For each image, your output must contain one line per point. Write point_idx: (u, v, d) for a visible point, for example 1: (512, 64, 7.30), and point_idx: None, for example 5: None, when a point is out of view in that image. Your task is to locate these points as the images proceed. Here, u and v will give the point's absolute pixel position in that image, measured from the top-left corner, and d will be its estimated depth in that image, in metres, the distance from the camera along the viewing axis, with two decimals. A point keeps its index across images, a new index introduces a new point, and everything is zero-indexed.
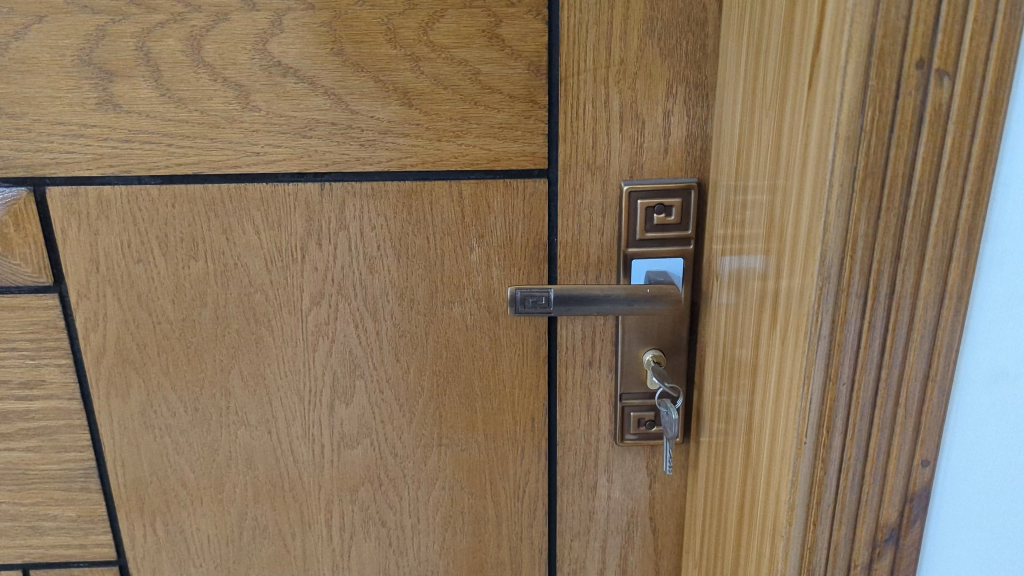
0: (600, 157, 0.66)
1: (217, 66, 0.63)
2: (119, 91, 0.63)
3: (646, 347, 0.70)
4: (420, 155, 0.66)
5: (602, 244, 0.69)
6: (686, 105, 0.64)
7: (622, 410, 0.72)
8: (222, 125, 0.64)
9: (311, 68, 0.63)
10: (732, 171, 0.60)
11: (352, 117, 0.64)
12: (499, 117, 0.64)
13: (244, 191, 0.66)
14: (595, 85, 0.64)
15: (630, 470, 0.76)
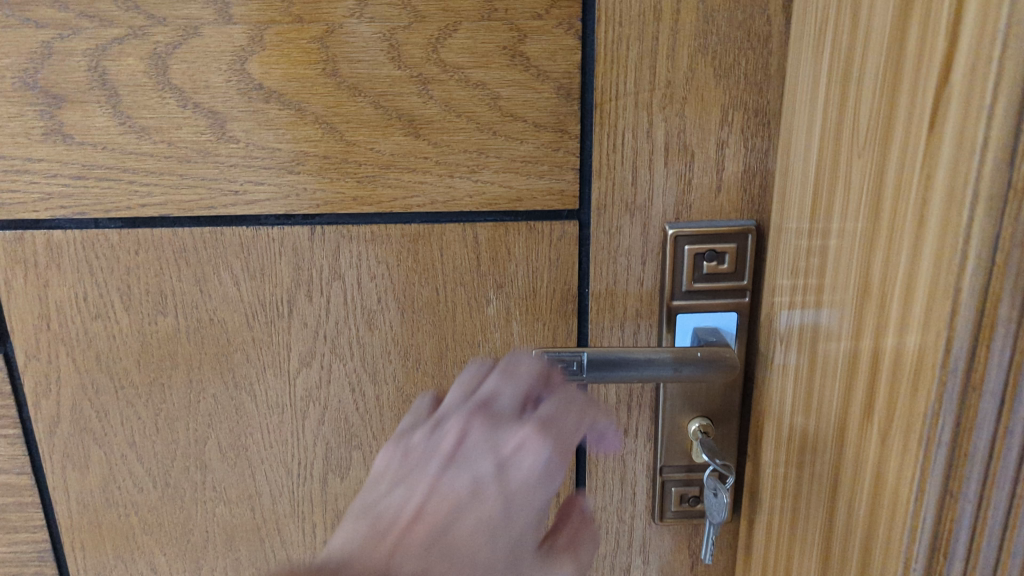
0: (641, 196, 0.56)
1: (187, 89, 0.53)
2: (70, 119, 0.53)
3: (693, 416, 0.60)
4: (429, 194, 0.56)
5: (642, 295, 0.58)
6: (743, 135, 0.54)
7: (662, 484, 0.63)
8: (194, 159, 0.54)
9: (299, 92, 0.53)
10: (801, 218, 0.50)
11: (348, 150, 0.54)
12: (522, 149, 0.54)
13: (220, 235, 0.56)
14: (636, 112, 0.54)
15: (669, 550, 0.66)
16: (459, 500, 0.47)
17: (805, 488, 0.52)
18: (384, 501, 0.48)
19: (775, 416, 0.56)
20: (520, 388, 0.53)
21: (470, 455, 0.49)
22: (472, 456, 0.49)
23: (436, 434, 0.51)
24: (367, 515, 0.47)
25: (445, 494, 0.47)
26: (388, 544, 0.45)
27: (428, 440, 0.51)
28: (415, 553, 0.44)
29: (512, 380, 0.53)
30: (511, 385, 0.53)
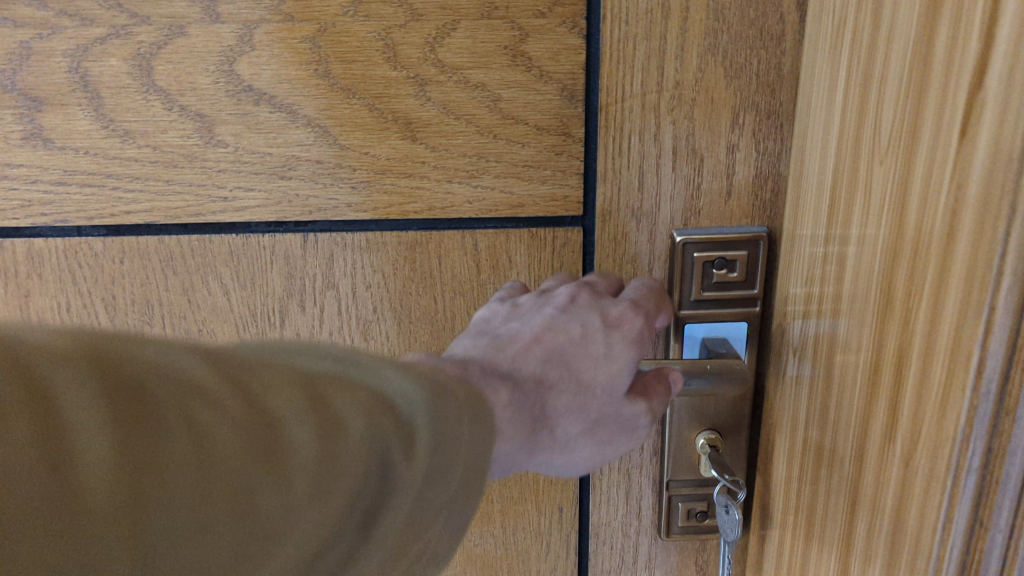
0: (647, 201, 0.54)
1: (172, 91, 0.50)
2: (50, 123, 0.50)
3: (702, 430, 0.58)
4: (426, 200, 0.53)
5: None
6: (754, 138, 0.52)
7: (669, 500, 0.61)
8: (180, 164, 0.52)
9: (290, 94, 0.50)
10: (815, 226, 0.48)
11: (341, 154, 0.52)
12: (523, 153, 0.52)
13: (209, 243, 0.54)
14: (643, 114, 0.51)
15: (675, 564, 0.64)
16: (566, 343, 0.46)
17: (818, 507, 0.49)
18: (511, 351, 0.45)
19: (786, 431, 0.54)
20: (632, 321, 0.48)
21: (583, 309, 0.47)
22: (582, 309, 0.47)
23: (579, 301, 0.48)
24: (481, 337, 0.47)
25: (559, 349, 0.45)
26: (497, 382, 0.42)
27: (565, 310, 0.47)
28: (514, 409, 0.41)
29: (645, 299, 0.49)
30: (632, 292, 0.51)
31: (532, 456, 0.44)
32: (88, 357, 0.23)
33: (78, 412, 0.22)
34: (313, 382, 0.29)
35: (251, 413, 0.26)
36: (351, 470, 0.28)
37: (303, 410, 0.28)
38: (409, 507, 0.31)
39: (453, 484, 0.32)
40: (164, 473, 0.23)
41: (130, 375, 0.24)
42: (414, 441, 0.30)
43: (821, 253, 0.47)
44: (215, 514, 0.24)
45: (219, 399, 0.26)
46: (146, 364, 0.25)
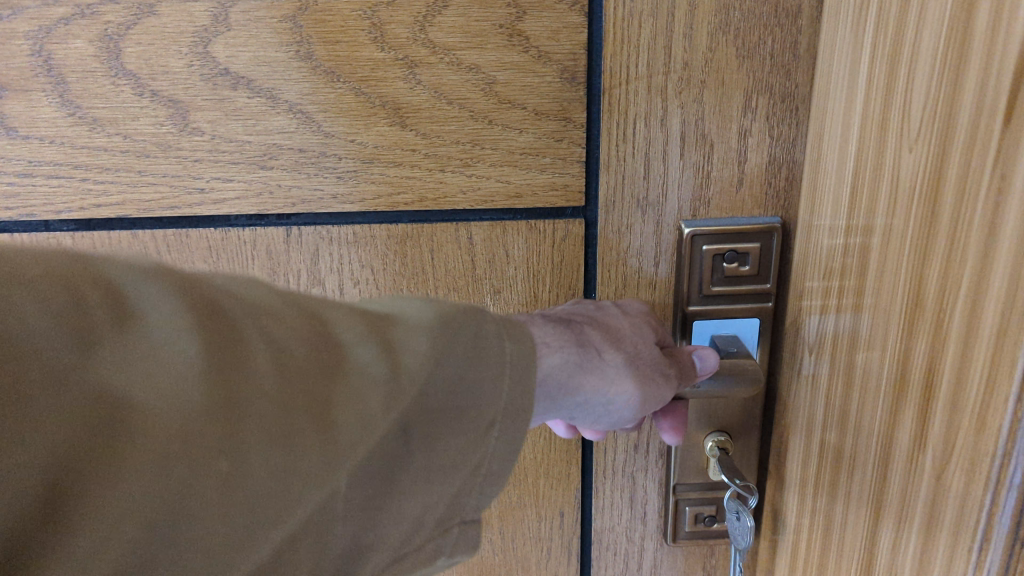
0: (653, 191, 0.50)
1: (143, 76, 0.47)
2: (12, 111, 0.47)
3: (712, 431, 0.55)
4: (417, 191, 0.50)
5: (654, 299, 0.53)
6: (768, 123, 0.49)
7: (675, 504, 0.58)
8: (153, 154, 0.48)
9: (270, 77, 0.47)
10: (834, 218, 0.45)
11: (326, 142, 0.49)
12: (521, 140, 0.49)
13: (186, 238, 0.51)
14: (649, 97, 0.48)
15: (681, 569, 0.61)
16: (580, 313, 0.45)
17: (836, 517, 0.46)
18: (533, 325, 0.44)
19: (800, 434, 0.51)
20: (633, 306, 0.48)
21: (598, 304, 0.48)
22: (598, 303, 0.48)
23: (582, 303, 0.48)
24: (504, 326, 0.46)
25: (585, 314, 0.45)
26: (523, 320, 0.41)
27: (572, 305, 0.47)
28: (541, 332, 0.40)
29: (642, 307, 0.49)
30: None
31: (575, 385, 0.40)
32: (178, 289, 0.28)
33: (177, 329, 0.26)
34: (359, 324, 0.32)
35: (315, 331, 0.31)
36: (406, 378, 0.32)
37: (362, 332, 0.32)
38: (452, 419, 0.34)
39: (500, 393, 0.34)
40: (247, 379, 0.28)
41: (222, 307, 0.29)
42: (453, 359, 0.34)
43: (840, 246, 0.44)
44: (283, 420, 0.28)
45: (287, 324, 0.30)
46: (225, 293, 0.30)
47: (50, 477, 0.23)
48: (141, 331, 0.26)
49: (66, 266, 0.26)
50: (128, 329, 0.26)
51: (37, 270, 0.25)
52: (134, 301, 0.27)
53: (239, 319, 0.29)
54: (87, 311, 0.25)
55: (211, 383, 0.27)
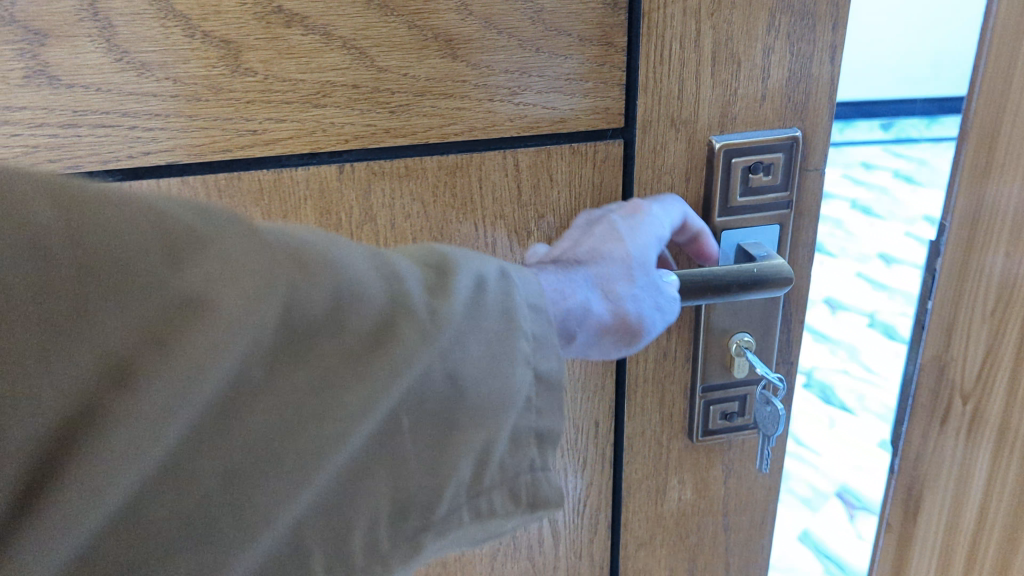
0: (687, 109, 0.53)
1: (194, 16, 0.46)
2: (56, 58, 0.45)
3: (733, 332, 0.60)
4: (467, 122, 0.51)
5: (685, 214, 0.57)
6: (789, 40, 0.53)
7: (704, 406, 0.63)
8: (204, 97, 0.48)
9: (324, 14, 0.47)
10: (990, 169, 0.50)
11: (379, 77, 0.49)
12: (566, 66, 0.51)
13: (237, 181, 0.50)
14: (684, 20, 0.51)
15: (704, 466, 0.67)
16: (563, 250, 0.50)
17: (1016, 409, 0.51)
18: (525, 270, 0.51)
19: (936, 358, 0.57)
20: (639, 212, 0.51)
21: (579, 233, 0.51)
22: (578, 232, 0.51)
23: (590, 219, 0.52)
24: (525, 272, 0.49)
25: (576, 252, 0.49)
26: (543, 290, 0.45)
27: (580, 226, 0.52)
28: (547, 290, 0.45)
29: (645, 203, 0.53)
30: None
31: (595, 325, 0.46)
32: (264, 234, 0.34)
33: (241, 247, 0.33)
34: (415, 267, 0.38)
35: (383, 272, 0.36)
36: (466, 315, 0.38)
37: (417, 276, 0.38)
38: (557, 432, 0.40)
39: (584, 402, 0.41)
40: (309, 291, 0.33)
41: (308, 250, 0.34)
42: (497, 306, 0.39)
43: (1009, 190, 0.49)
44: (339, 327, 0.34)
45: (354, 260, 0.36)
46: (308, 239, 0.35)
47: (135, 339, 0.29)
48: (210, 247, 0.32)
49: (167, 206, 0.32)
50: (207, 246, 0.32)
51: (149, 202, 0.32)
52: (213, 225, 0.33)
53: (315, 248, 0.35)
54: (175, 231, 0.31)
55: (280, 290, 0.32)
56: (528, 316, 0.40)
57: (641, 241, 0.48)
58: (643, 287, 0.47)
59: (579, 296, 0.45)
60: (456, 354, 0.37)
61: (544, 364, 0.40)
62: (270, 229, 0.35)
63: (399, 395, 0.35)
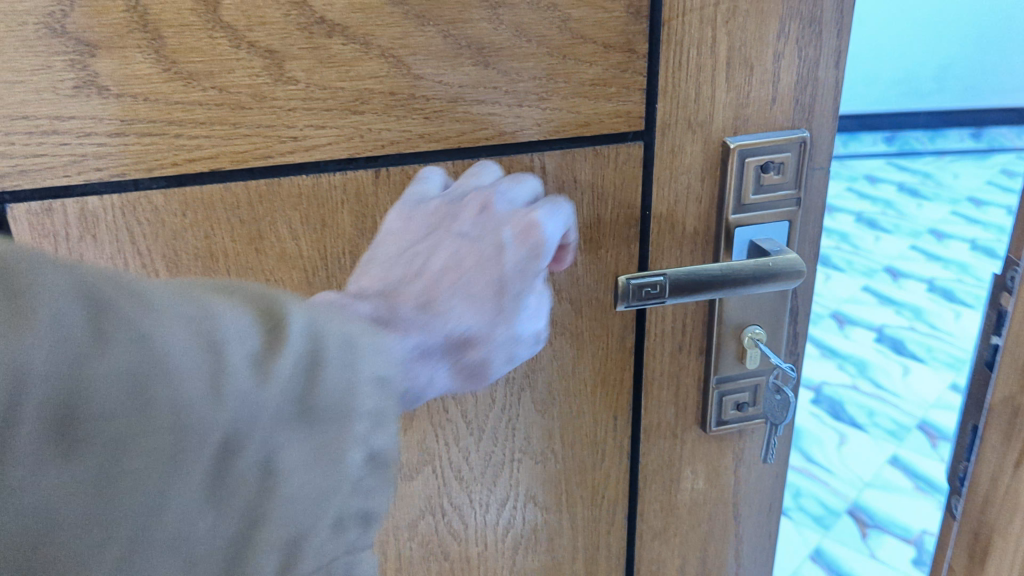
0: (703, 112, 0.56)
1: (240, 27, 0.47)
2: (105, 69, 0.47)
3: (746, 325, 0.63)
4: (497, 126, 0.54)
5: (699, 212, 0.59)
6: (798, 46, 0.56)
7: (718, 397, 0.66)
8: (248, 105, 0.49)
9: (363, 24, 0.49)
10: None
11: (414, 85, 0.51)
12: (591, 72, 0.53)
13: (277, 186, 0.52)
14: (701, 27, 0.54)
15: (716, 456, 0.70)
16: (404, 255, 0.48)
17: None
18: (370, 268, 0.48)
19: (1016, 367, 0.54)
20: (535, 245, 0.49)
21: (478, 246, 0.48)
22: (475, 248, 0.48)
23: (481, 219, 0.49)
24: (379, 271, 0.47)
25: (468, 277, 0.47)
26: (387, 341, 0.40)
27: (477, 219, 0.49)
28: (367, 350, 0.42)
29: (544, 208, 0.51)
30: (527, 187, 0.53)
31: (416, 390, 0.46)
32: (86, 299, 0.30)
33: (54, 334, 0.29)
34: (257, 339, 0.35)
35: (205, 352, 0.33)
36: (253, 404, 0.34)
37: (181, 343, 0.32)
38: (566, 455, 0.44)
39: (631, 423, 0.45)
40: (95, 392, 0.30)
41: (129, 331, 0.31)
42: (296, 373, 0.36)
43: None
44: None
45: (179, 347, 0.32)
46: (134, 315, 0.31)
47: None
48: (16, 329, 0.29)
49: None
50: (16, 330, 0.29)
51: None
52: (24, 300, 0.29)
53: (135, 326, 0.31)
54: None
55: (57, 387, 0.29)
56: (370, 391, 0.37)
57: (519, 289, 0.48)
58: (501, 342, 0.48)
59: (428, 374, 0.46)
60: (267, 451, 0.35)
61: (376, 439, 0.38)
62: (101, 296, 0.31)
63: (194, 487, 0.33)
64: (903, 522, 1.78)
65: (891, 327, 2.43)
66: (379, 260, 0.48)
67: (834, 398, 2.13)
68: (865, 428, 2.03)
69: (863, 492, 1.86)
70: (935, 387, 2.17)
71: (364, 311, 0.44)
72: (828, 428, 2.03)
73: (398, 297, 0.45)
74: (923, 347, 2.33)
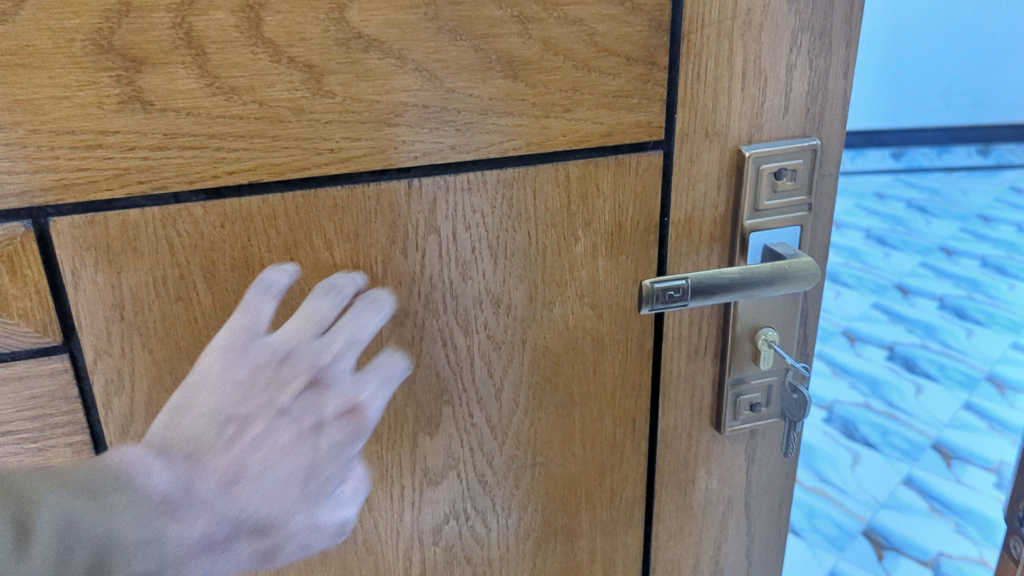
0: (719, 121, 0.58)
1: (281, 43, 0.49)
2: (150, 84, 0.48)
3: (760, 328, 0.65)
4: (525, 137, 0.55)
5: (716, 218, 0.62)
6: (809, 57, 0.58)
7: (734, 398, 0.68)
8: (287, 118, 0.51)
9: (399, 39, 0.51)
10: None
11: (447, 97, 0.53)
12: (614, 84, 0.55)
13: (313, 198, 0.53)
14: (719, 40, 0.56)
15: (729, 457, 0.72)
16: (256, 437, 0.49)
17: None
18: (188, 418, 0.48)
19: None
20: (357, 428, 0.52)
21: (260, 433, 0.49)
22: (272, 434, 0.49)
23: (336, 389, 0.51)
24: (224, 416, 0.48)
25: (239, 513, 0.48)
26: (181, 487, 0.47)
27: (307, 394, 0.50)
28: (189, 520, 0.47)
29: (365, 386, 0.53)
30: (371, 314, 0.54)
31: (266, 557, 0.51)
32: None
33: None
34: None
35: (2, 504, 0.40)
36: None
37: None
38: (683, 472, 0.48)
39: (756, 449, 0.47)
40: None
41: None
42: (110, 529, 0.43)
43: None
44: None
45: None
46: None
47: None
48: None
49: None
50: None
51: None
52: None
53: None
54: None
55: None
56: (144, 555, 0.44)
57: (327, 474, 0.51)
58: (300, 529, 0.50)
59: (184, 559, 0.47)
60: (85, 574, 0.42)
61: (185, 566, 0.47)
62: None
63: None
64: (921, 543, 1.76)
65: (903, 346, 2.38)
66: (200, 410, 0.48)
67: (846, 418, 2.11)
68: (879, 448, 2.01)
69: (879, 512, 1.84)
70: (946, 405, 2.15)
71: (159, 482, 0.46)
72: (842, 450, 2.02)
73: (198, 468, 0.47)
74: (939, 368, 2.28)
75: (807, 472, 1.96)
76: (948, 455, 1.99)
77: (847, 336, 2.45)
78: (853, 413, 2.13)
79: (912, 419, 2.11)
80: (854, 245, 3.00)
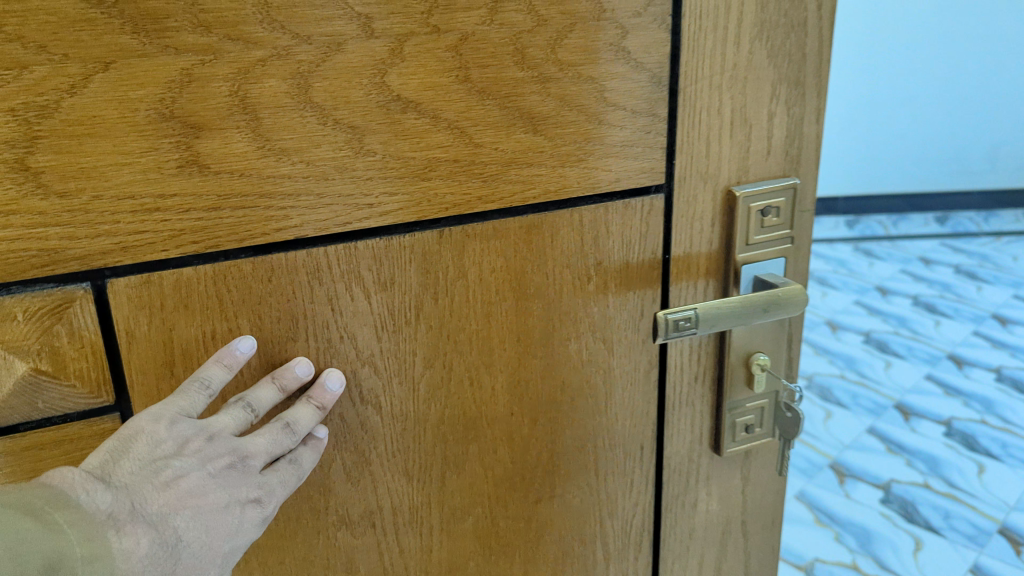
0: (712, 165, 0.64)
1: (328, 107, 0.53)
2: (208, 149, 0.51)
3: (753, 354, 0.71)
4: (543, 186, 0.60)
5: (710, 253, 0.67)
6: (787, 105, 0.65)
7: (729, 423, 0.73)
8: (332, 176, 0.54)
9: (434, 100, 0.55)
10: None
11: (475, 152, 0.57)
12: (622, 134, 0.61)
13: (353, 249, 0.57)
14: (711, 93, 0.62)
15: (727, 478, 0.76)
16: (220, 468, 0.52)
17: None
18: (126, 461, 0.49)
19: None
20: (264, 513, 0.54)
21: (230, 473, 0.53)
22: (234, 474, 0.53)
23: (250, 475, 0.54)
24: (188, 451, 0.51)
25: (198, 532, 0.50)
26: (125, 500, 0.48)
27: (228, 473, 0.53)
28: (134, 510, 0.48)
29: (274, 478, 0.55)
30: (309, 417, 0.57)
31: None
32: None
33: None
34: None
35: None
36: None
37: None
38: None
39: None
40: None
41: None
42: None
43: None
44: None
45: None
46: None
47: None
48: None
49: None
50: None
51: None
52: None
53: None
54: None
55: None
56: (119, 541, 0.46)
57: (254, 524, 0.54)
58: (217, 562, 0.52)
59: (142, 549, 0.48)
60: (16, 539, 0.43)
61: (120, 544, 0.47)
62: None
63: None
64: None
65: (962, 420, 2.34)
66: (139, 453, 0.49)
67: (904, 500, 2.06)
68: (943, 533, 1.94)
69: None
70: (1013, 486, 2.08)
71: (102, 502, 0.47)
72: (904, 534, 1.95)
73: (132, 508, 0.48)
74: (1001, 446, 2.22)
75: (867, 558, 1.89)
76: (1016, 540, 1.90)
77: (901, 411, 2.41)
78: (913, 493, 2.07)
79: (983, 505, 2.02)
80: (897, 313, 2.99)
